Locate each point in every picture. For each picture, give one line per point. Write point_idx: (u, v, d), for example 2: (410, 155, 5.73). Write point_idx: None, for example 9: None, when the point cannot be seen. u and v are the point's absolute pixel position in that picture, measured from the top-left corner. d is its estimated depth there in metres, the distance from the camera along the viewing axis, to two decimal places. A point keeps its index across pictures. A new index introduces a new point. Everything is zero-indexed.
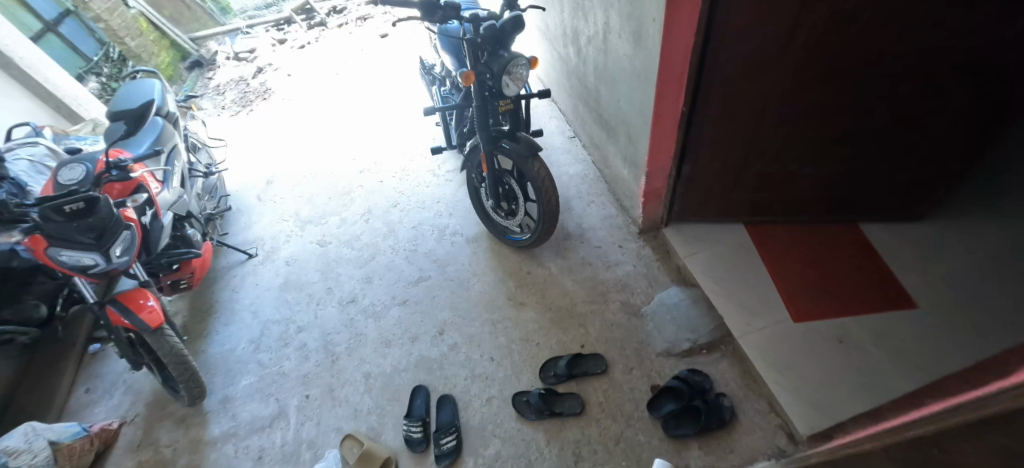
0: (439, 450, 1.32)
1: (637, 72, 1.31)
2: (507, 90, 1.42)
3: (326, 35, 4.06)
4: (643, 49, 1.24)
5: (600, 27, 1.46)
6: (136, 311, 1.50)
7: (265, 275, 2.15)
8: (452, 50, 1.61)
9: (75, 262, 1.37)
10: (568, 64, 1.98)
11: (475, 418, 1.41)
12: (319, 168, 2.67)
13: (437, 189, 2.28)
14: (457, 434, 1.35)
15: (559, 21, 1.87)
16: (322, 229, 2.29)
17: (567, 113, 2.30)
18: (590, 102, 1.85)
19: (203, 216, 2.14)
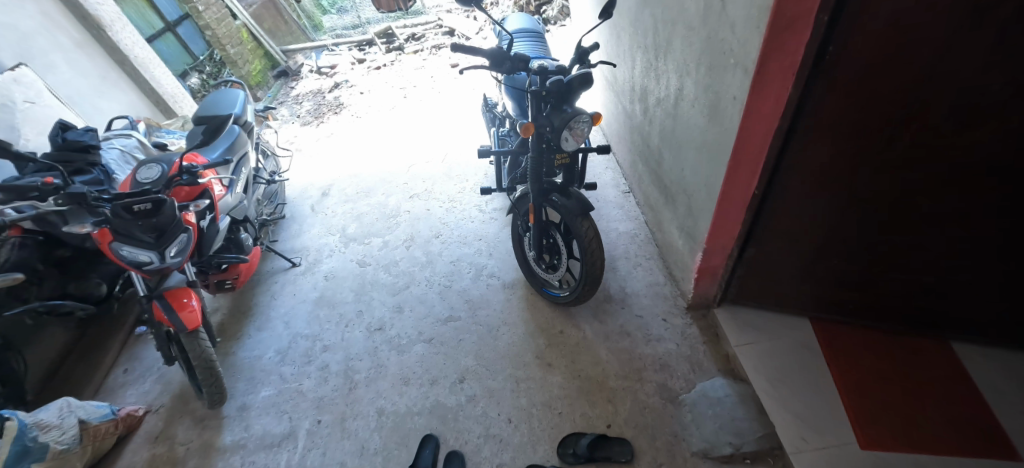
0: None
1: (707, 146, 1.23)
2: (565, 144, 1.37)
3: (401, 60, 4.26)
4: (717, 125, 1.15)
5: (672, 93, 1.39)
6: (177, 310, 1.55)
7: (303, 286, 2.19)
8: (516, 98, 1.60)
9: (134, 258, 1.45)
10: (632, 120, 1.92)
11: None
12: (372, 187, 2.73)
13: (481, 226, 2.25)
14: None
15: (629, 77, 1.83)
16: (365, 248, 2.32)
17: (625, 167, 2.22)
18: (651, 162, 1.77)
19: (258, 221, 2.23)
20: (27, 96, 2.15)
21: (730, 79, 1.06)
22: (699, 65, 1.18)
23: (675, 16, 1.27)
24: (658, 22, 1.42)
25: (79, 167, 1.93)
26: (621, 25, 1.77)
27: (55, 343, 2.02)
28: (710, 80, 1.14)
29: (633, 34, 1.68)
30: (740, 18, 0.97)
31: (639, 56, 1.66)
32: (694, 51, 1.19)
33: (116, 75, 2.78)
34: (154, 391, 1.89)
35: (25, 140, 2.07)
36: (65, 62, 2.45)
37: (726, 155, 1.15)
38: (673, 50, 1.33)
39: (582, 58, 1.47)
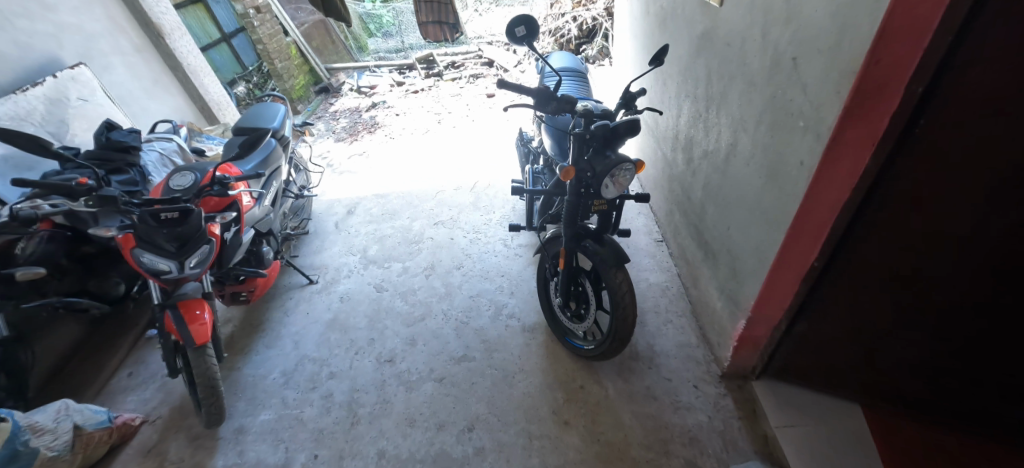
0: None
1: (761, 209, 1.14)
2: (606, 192, 1.30)
3: (439, 86, 4.33)
4: (777, 188, 1.06)
5: (724, 148, 1.31)
6: (188, 322, 1.50)
7: (318, 306, 2.14)
8: (557, 137, 1.54)
9: (152, 266, 1.41)
10: (672, 168, 1.84)
11: None
12: (397, 210, 2.71)
13: (505, 262, 2.18)
14: None
15: (674, 125, 1.76)
16: (383, 272, 2.26)
17: (659, 215, 2.14)
18: (690, 214, 1.68)
19: (282, 235, 2.21)
20: (81, 94, 2.21)
21: (796, 141, 0.97)
22: (757, 122, 1.10)
23: (734, 70, 1.20)
24: (713, 74, 1.35)
25: (117, 167, 1.96)
26: (668, 73, 1.72)
27: (68, 335, 2.01)
28: (770, 140, 1.06)
29: (682, 82, 1.62)
30: (812, 80, 0.89)
31: (687, 105, 1.60)
32: (753, 108, 1.11)
33: (169, 80, 2.87)
34: (155, 400, 1.83)
35: (72, 136, 2.12)
36: (122, 64, 2.55)
37: (784, 221, 1.05)
38: (728, 103, 1.25)
39: (630, 103, 1.42)
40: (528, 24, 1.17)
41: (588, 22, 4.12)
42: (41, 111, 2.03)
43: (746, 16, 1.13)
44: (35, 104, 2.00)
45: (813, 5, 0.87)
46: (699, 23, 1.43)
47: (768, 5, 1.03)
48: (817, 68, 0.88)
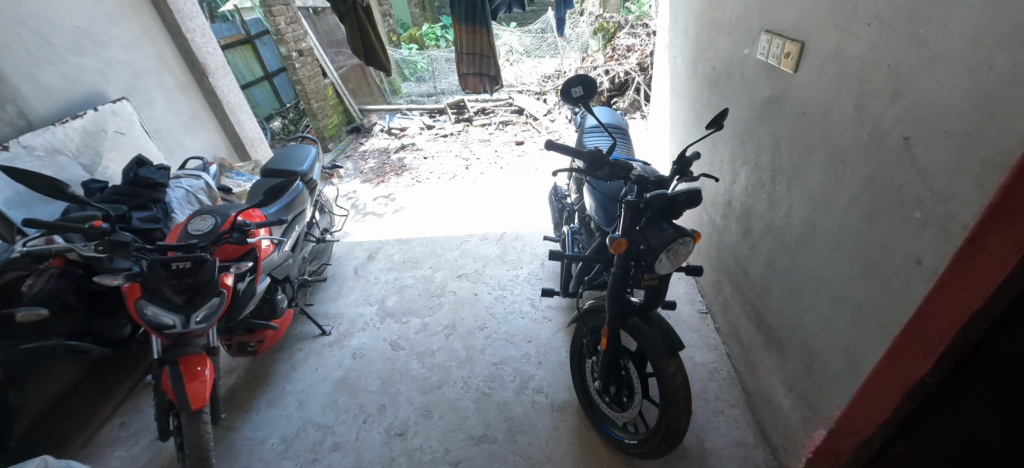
0: None
1: (855, 305, 0.96)
2: (660, 268, 1.13)
3: (469, 132, 4.33)
4: (883, 287, 0.88)
5: (798, 226, 1.13)
6: (187, 380, 1.37)
7: (328, 361, 1.98)
8: (603, 201, 1.42)
9: (155, 319, 1.29)
10: (723, 237, 1.67)
11: None
12: (420, 258, 2.59)
13: (532, 325, 2.01)
14: None
15: (725, 191, 1.58)
16: (401, 328, 2.11)
17: (703, 283, 1.96)
18: (747, 292, 1.49)
19: (299, 281, 2.09)
20: (119, 127, 2.20)
21: (914, 236, 0.80)
22: (852, 206, 0.93)
23: (813, 141, 1.04)
24: (782, 143, 1.17)
25: (141, 203, 1.87)
26: (721, 136, 1.55)
27: (64, 377, 1.86)
28: (871, 229, 0.89)
29: (738, 146, 1.44)
30: (939, 169, 0.74)
31: (743, 172, 1.41)
32: (845, 188, 0.95)
33: (207, 116, 2.88)
34: (143, 459, 1.68)
35: (104, 167, 2.09)
36: (164, 101, 2.57)
37: (892, 329, 0.87)
38: (807, 178, 1.08)
39: (685, 168, 1.24)
40: (585, 85, 1.18)
41: (621, 76, 4.10)
42: (77, 142, 2.01)
43: (832, 85, 0.95)
44: (71, 136, 1.99)
45: (934, 79, 0.73)
46: (765, 87, 1.22)
47: (865, 75, 0.87)
48: (946, 154, 0.72)
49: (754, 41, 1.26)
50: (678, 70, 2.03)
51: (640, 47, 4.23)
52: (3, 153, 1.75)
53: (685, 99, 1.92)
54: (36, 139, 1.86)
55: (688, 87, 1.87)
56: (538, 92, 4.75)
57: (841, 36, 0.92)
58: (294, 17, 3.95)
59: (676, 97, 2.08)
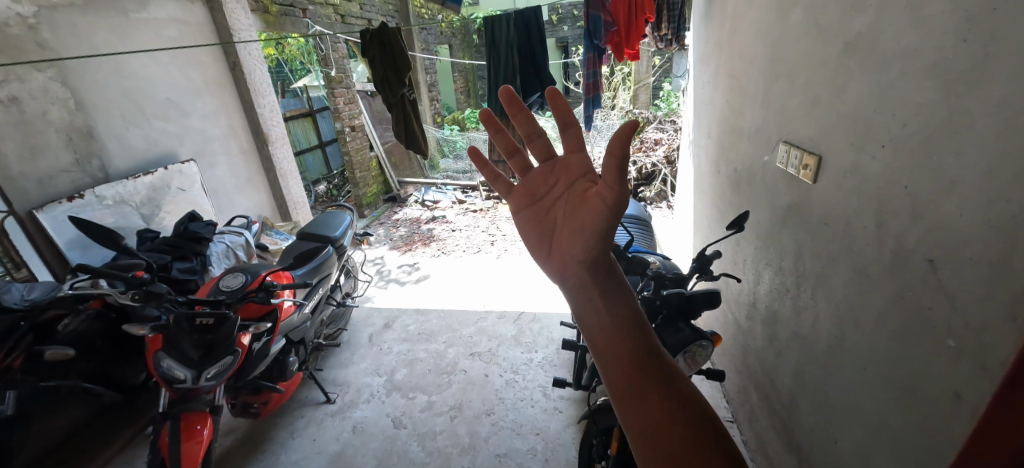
0: None
1: (893, 437, 0.87)
2: (676, 369, 1.08)
3: (499, 209, 4.47)
4: (922, 419, 0.81)
5: (825, 338, 1.07)
6: (184, 439, 1.35)
7: (328, 432, 1.94)
8: None
9: (169, 374, 1.29)
10: (747, 340, 1.60)
11: None
12: (435, 331, 2.56)
13: (541, 416, 1.93)
14: None
15: (748, 293, 1.54)
16: (406, 404, 2.06)
17: (728, 388, 1.84)
18: (775, 404, 1.39)
19: (313, 344, 2.09)
20: (182, 184, 2.41)
21: (951, 366, 0.74)
22: (881, 324, 0.89)
23: (835, 252, 1.01)
24: (805, 250, 1.14)
25: (184, 254, 1.95)
26: (744, 236, 1.54)
27: (68, 419, 1.83)
28: (901, 352, 0.84)
29: (760, 249, 1.42)
30: (970, 297, 0.70)
31: (766, 275, 1.38)
32: (871, 304, 0.91)
33: (261, 179, 3.11)
34: None
35: (160, 218, 2.26)
36: (226, 163, 2.80)
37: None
38: (832, 288, 1.04)
39: (704, 266, 1.21)
40: None
41: (648, 167, 4.24)
42: (143, 195, 2.19)
43: (852, 200, 0.95)
44: (139, 189, 2.18)
45: (952, 206, 0.73)
46: (785, 193, 1.23)
47: (884, 194, 0.86)
48: (975, 282, 0.69)
49: (774, 150, 1.28)
50: (703, 167, 2.07)
51: (667, 142, 4.40)
52: (78, 200, 1.94)
53: (709, 195, 1.95)
54: (109, 190, 2.05)
55: (712, 184, 1.90)
56: None
57: (856, 155, 0.93)
58: (352, 98, 4.36)
59: (700, 193, 2.11)
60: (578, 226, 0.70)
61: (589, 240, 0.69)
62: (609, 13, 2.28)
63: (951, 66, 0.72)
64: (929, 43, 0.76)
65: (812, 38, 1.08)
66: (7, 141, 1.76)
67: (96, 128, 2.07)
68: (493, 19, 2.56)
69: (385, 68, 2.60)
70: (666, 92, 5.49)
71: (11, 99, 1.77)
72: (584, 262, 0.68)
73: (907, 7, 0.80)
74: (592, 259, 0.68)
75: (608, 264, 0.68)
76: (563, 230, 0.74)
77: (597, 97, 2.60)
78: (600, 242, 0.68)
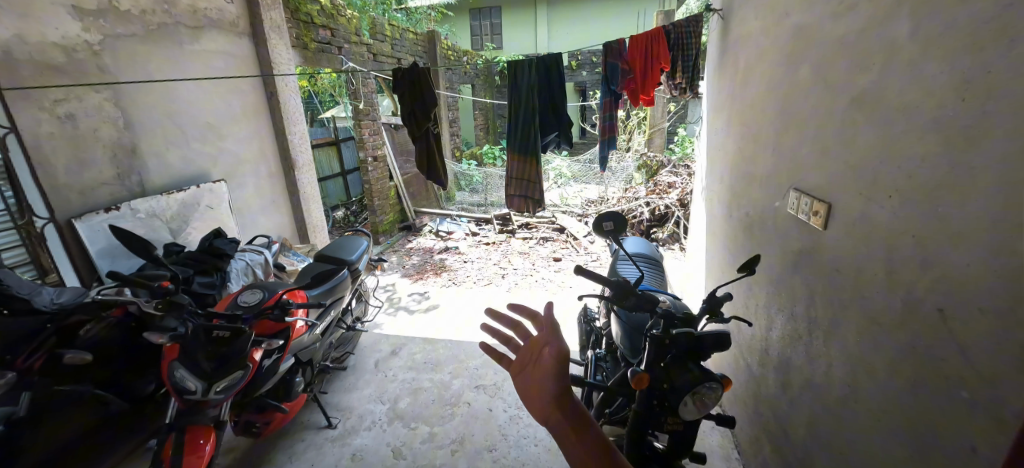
0: None
1: None
2: (683, 410, 1.06)
3: (512, 243, 4.52)
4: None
5: (837, 387, 1.06)
6: (186, 452, 1.35)
7: (327, 458, 1.92)
8: (628, 330, 1.41)
9: (180, 383, 1.30)
10: (759, 387, 1.57)
11: None
12: (441, 361, 2.55)
13: (545, 455, 1.89)
14: None
15: (760, 338, 1.52)
16: (407, 434, 2.03)
17: (739, 438, 1.79)
18: (787, 456, 1.35)
19: (320, 366, 2.09)
20: (211, 202, 2.50)
21: (966, 420, 0.73)
22: (893, 373, 0.88)
23: (846, 299, 1.02)
24: (816, 296, 1.14)
25: (206, 268, 2.00)
26: (755, 279, 1.54)
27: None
28: (915, 403, 0.83)
29: (771, 294, 1.42)
30: (983, 349, 0.70)
31: (779, 320, 1.37)
32: (883, 352, 0.90)
33: (284, 202, 3.22)
34: None
35: (187, 233, 2.34)
36: (253, 185, 2.92)
37: None
38: (842, 335, 1.03)
39: (715, 307, 1.21)
40: (616, 221, 1.26)
41: (661, 208, 4.27)
42: (173, 210, 2.28)
43: (862, 247, 0.96)
44: (171, 204, 2.27)
45: (960, 256, 0.74)
46: (796, 238, 1.24)
47: (893, 241, 0.87)
48: (987, 333, 0.69)
49: (785, 196, 1.31)
50: (715, 211, 2.10)
51: (681, 185, 4.45)
52: (113, 211, 2.04)
53: (721, 239, 1.96)
54: (143, 204, 2.15)
55: (724, 228, 1.92)
56: (581, 215, 4.98)
57: (865, 203, 0.95)
58: (377, 129, 4.53)
59: (713, 236, 2.12)
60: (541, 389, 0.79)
61: (551, 387, 0.78)
62: (626, 61, 2.38)
63: (952, 122, 0.75)
64: (932, 99, 0.79)
65: (821, 90, 1.13)
66: (58, 154, 1.88)
67: (139, 146, 2.19)
68: (517, 62, 2.69)
69: (412, 103, 2.73)
70: (681, 137, 5.60)
71: (67, 116, 1.90)
72: (554, 405, 0.76)
73: (911, 65, 0.84)
74: (560, 404, 0.76)
75: (573, 405, 0.77)
76: (530, 388, 0.81)
77: (613, 139, 2.67)
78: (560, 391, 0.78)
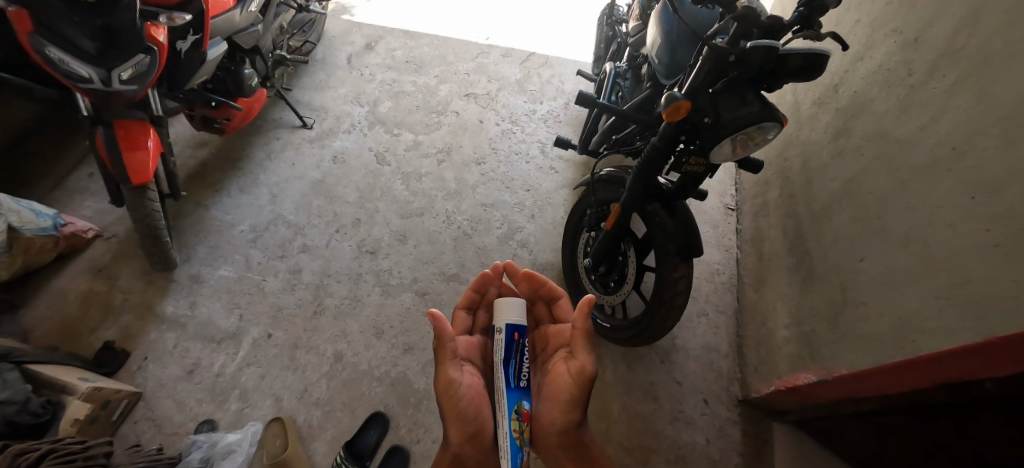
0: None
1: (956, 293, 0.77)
2: (718, 152, 0.85)
3: None
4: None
5: (926, 150, 0.88)
6: (126, 149, 1.20)
7: (307, 158, 1.83)
8: (674, 40, 1.06)
9: (67, 69, 1.03)
10: (799, 129, 1.35)
11: None
12: (426, 61, 2.14)
13: (536, 174, 1.82)
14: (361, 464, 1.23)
15: (838, 70, 1.22)
16: (391, 141, 1.89)
17: (742, 178, 1.72)
18: (799, 206, 1.27)
19: (274, 58, 1.74)
20: None
21: None
22: None
23: None
24: (990, 10, 0.82)
25: None
26: None
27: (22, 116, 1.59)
28: None
29: (898, 10, 1.06)
30: None
31: None
32: None
33: None
34: (114, 215, 1.62)
35: None
36: None
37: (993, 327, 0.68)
38: (996, 89, 0.77)
39: (813, 16, 0.81)
40: None
41: None
42: None
43: None
44: None
45: None
46: None
47: None
48: None
49: None
50: None
51: None
52: None
53: None
54: None
55: None
56: None
57: None
58: None
59: None
60: (464, 422, 0.81)
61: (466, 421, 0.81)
62: None
63: None
64: None
65: None
66: None
67: None
68: None
69: None
70: None
71: None
72: (471, 421, 0.82)
73: None
74: (472, 437, 0.82)
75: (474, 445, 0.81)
76: (474, 402, 0.83)
77: None
78: (465, 427, 0.81)
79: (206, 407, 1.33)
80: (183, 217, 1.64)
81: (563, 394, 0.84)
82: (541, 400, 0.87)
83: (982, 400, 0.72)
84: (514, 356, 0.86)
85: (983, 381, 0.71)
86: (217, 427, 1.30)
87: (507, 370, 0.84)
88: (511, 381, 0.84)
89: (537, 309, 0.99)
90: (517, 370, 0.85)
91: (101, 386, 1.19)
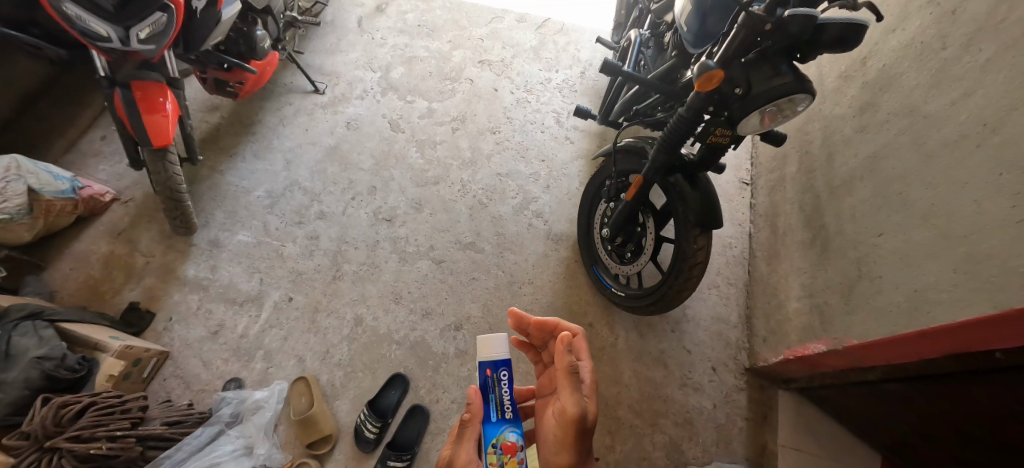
0: (366, 435, 1.27)
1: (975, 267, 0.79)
2: (745, 124, 0.85)
3: None
4: None
5: (955, 126, 0.88)
6: (145, 112, 1.19)
7: (320, 124, 1.82)
8: (704, 8, 1.04)
9: (83, 26, 1.00)
10: (822, 102, 1.33)
11: (434, 453, 1.30)
12: (438, 25, 2.09)
13: (550, 144, 1.81)
14: (383, 424, 1.28)
15: (869, 42, 1.19)
16: (405, 108, 1.87)
17: (759, 152, 1.71)
18: (817, 181, 1.28)
19: (285, 19, 1.70)
20: None
21: None
22: None
23: None
24: None
25: None
26: None
27: (31, 75, 1.56)
28: None
29: None
30: None
31: None
32: None
33: None
34: (130, 179, 1.62)
35: None
36: None
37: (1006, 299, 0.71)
38: None
39: None
40: None
41: None
42: None
43: None
44: None
45: None
46: None
47: None
48: None
49: None
50: None
51: None
52: None
53: None
54: None
55: None
56: None
57: None
58: None
59: None
60: None
61: None
62: None
63: None
64: None
65: None
66: None
67: None
68: None
69: None
70: None
71: None
72: None
73: None
74: None
75: None
76: None
77: None
78: None
79: (231, 366, 1.37)
80: (199, 182, 1.65)
81: (557, 435, 0.78)
82: (543, 442, 0.82)
83: (989, 371, 0.76)
84: (493, 390, 0.80)
85: (993, 351, 0.74)
86: (244, 384, 1.35)
87: (485, 404, 0.79)
88: (491, 414, 0.79)
89: (552, 348, 0.95)
90: (499, 402, 0.79)
91: (132, 344, 1.22)
